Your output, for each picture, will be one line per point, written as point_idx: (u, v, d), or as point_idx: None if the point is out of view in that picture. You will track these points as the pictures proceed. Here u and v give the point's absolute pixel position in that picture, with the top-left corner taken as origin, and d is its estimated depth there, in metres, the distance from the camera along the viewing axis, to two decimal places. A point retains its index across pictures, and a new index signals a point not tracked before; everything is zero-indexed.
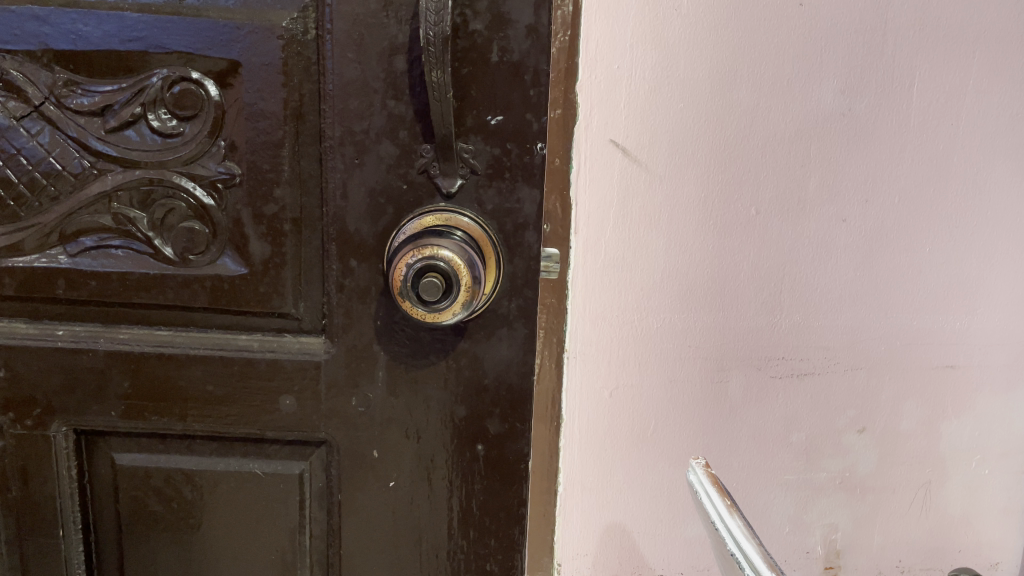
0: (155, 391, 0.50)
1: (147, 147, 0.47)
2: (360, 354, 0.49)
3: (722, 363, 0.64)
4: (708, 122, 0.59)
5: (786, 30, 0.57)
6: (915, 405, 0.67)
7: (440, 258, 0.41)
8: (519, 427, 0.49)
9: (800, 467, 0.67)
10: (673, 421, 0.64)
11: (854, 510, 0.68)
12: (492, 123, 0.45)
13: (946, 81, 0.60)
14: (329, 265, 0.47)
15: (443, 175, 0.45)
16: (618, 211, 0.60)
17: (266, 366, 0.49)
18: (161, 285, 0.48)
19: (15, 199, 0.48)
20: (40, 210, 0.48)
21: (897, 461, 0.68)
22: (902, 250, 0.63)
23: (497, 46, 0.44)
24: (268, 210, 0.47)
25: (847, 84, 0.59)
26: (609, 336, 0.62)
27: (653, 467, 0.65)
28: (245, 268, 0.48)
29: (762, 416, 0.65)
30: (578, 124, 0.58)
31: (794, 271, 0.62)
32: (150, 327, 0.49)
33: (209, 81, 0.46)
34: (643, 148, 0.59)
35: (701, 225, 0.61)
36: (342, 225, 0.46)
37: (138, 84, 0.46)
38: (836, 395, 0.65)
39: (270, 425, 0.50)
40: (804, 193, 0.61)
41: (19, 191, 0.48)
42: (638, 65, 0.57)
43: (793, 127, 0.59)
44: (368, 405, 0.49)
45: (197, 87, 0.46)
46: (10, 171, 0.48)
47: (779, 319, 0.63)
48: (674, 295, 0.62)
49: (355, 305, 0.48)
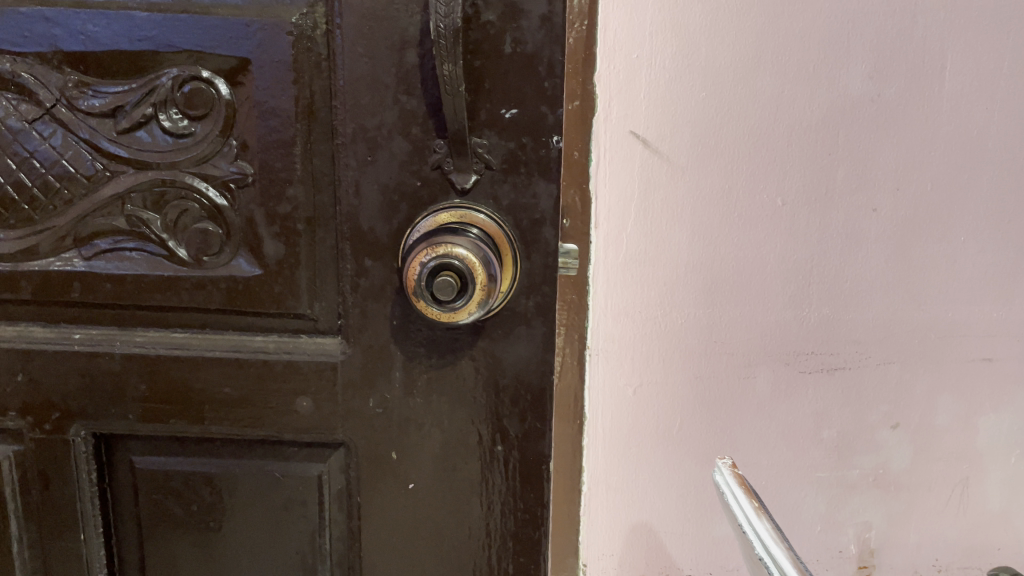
0: (172, 394, 0.49)
1: (159, 148, 0.46)
2: (376, 354, 0.48)
3: (749, 358, 0.62)
4: (731, 110, 0.57)
5: (810, 14, 0.56)
6: (951, 400, 0.64)
7: (455, 256, 0.41)
8: (539, 427, 0.48)
9: (831, 464, 0.65)
10: (699, 419, 0.63)
11: (888, 508, 0.66)
12: (507, 117, 0.43)
13: (979, 63, 0.58)
14: (344, 264, 0.47)
15: (457, 170, 0.44)
16: (639, 204, 0.58)
17: (282, 368, 0.49)
18: (176, 287, 0.48)
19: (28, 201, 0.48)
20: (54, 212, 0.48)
21: (933, 457, 0.66)
22: (935, 240, 0.61)
23: (510, 37, 0.42)
24: (281, 210, 0.46)
25: (876, 69, 0.57)
26: (632, 331, 0.61)
27: (679, 465, 0.63)
28: (259, 268, 0.47)
29: (792, 412, 0.63)
30: (596, 116, 0.57)
31: (823, 262, 0.60)
32: (167, 329, 0.49)
33: (219, 80, 0.45)
34: (664, 139, 0.57)
35: (725, 218, 0.59)
36: (356, 222, 0.46)
37: (148, 84, 0.46)
38: (868, 390, 0.63)
39: (286, 427, 0.49)
40: (833, 183, 0.59)
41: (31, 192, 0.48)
42: (658, 53, 0.56)
43: (820, 114, 0.58)
44: (385, 406, 0.49)
45: (208, 85, 0.45)
46: (25, 175, 0.48)
47: (808, 313, 0.61)
48: (698, 290, 0.60)
49: (370, 304, 0.47)
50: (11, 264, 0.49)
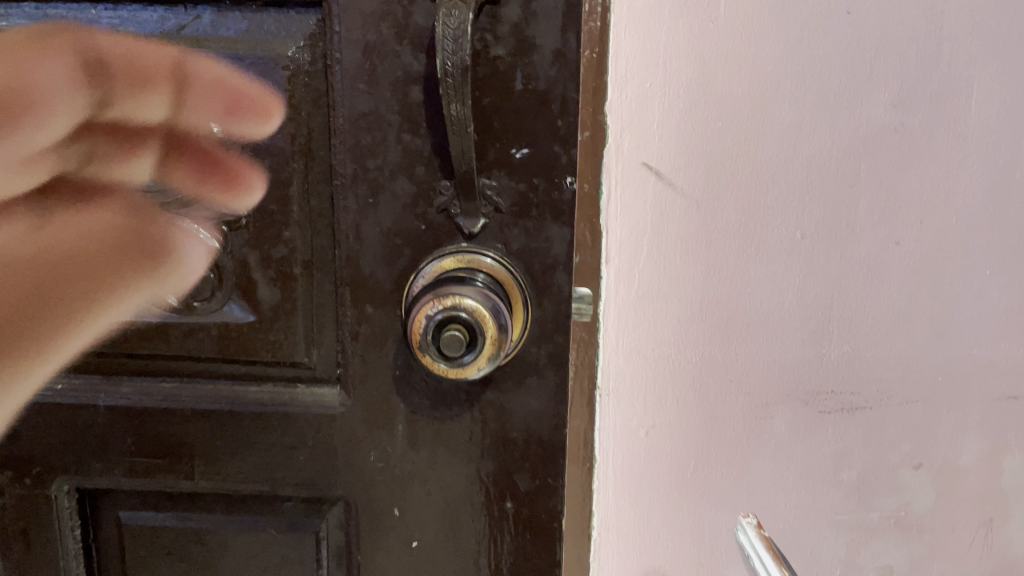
0: (161, 446, 0.50)
1: (179, 172, 0.47)
2: (378, 406, 0.47)
3: (766, 398, 0.59)
4: (748, 141, 0.54)
5: (831, 41, 0.53)
6: (976, 438, 0.62)
7: (463, 308, 0.38)
8: (550, 481, 0.46)
9: (852, 507, 0.62)
10: (714, 461, 0.60)
11: (910, 551, 0.64)
12: (517, 156, 0.43)
13: (1009, 90, 0.55)
14: (345, 311, 0.46)
15: (464, 214, 0.43)
16: (652, 239, 0.56)
17: (277, 418, 0.49)
18: (168, 333, 0.49)
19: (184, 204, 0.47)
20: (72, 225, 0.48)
21: (958, 498, 0.63)
22: (962, 274, 0.58)
23: (521, 72, 0.41)
24: (276, 253, 0.47)
25: (901, 97, 0.55)
26: (644, 371, 0.58)
27: (693, 508, 0.61)
28: (253, 314, 0.48)
29: (810, 454, 0.61)
30: (607, 147, 0.54)
31: (843, 298, 0.58)
32: (156, 377, 0.50)
33: (250, 121, 0.45)
34: (678, 172, 0.55)
35: (742, 253, 0.56)
36: (356, 267, 0.45)
37: (178, 111, 0.46)
38: (890, 430, 0.61)
39: (282, 481, 0.49)
40: (854, 215, 0.56)
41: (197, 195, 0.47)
42: (672, 82, 0.53)
43: (841, 144, 0.55)
44: (387, 459, 0.48)
45: (240, 125, 0.45)
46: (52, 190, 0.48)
47: (828, 350, 0.59)
48: (713, 328, 0.57)
49: (371, 351, 0.46)
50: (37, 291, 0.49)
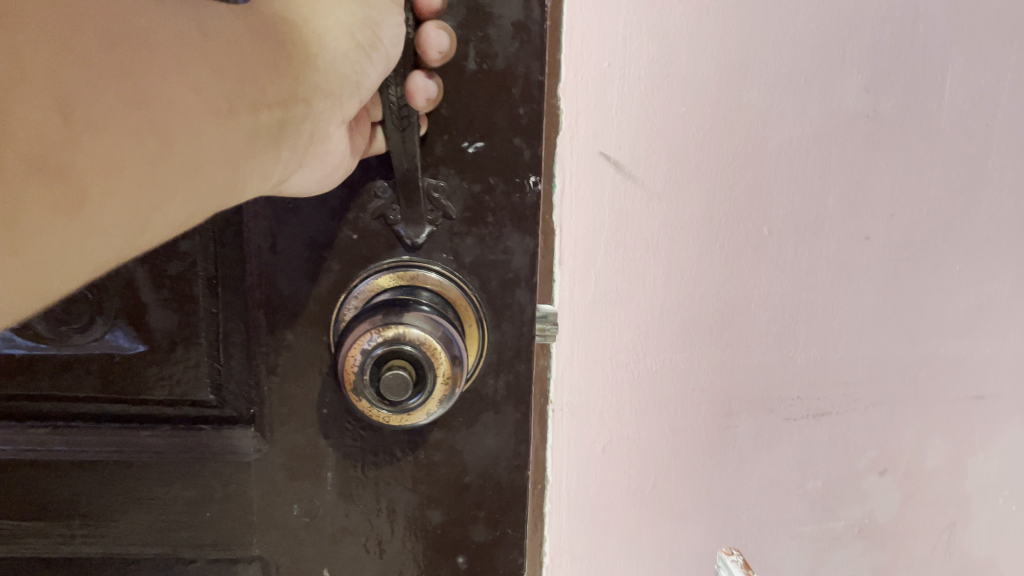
0: (32, 505, 0.44)
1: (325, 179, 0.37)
2: (303, 454, 0.44)
3: (730, 406, 0.54)
4: (714, 130, 0.48)
5: (805, 15, 0.48)
6: (940, 441, 0.61)
7: (407, 341, 0.34)
8: (509, 534, 0.44)
9: (815, 517, 0.59)
10: (675, 481, 0.54)
11: (874, 560, 0.62)
12: (470, 151, 0.40)
13: (980, 78, 0.52)
14: (257, 337, 0.42)
15: (406, 222, 0.40)
16: (611, 236, 0.49)
17: (176, 467, 0.44)
18: (33, 371, 0.43)
19: (365, 45, 0.33)
20: (246, 103, 0.26)
21: (919, 502, 0.62)
22: (930, 271, 0.56)
23: (476, 49, 0.38)
24: (170, 269, 0.41)
25: (873, 81, 0.50)
26: (601, 383, 0.52)
27: (653, 528, 0.55)
28: (143, 344, 0.42)
29: (775, 464, 0.57)
30: (561, 136, 0.48)
31: (811, 297, 0.54)
32: (20, 425, 0.44)
33: (411, 131, 0.38)
34: (639, 162, 0.48)
35: (706, 251, 0.51)
36: (273, 285, 0.41)
37: (397, 132, 0.38)
38: (856, 435, 0.58)
39: (185, 542, 0.45)
40: (824, 210, 0.52)
41: (380, 41, 0.34)
42: (632, 61, 0.47)
43: (812, 133, 0.50)
44: (312, 514, 0.44)
45: (405, 142, 0.38)
46: (278, 83, 0.28)
47: (795, 353, 0.54)
48: (673, 332, 0.52)
49: (291, 387, 0.43)
50: (203, 131, 0.25)
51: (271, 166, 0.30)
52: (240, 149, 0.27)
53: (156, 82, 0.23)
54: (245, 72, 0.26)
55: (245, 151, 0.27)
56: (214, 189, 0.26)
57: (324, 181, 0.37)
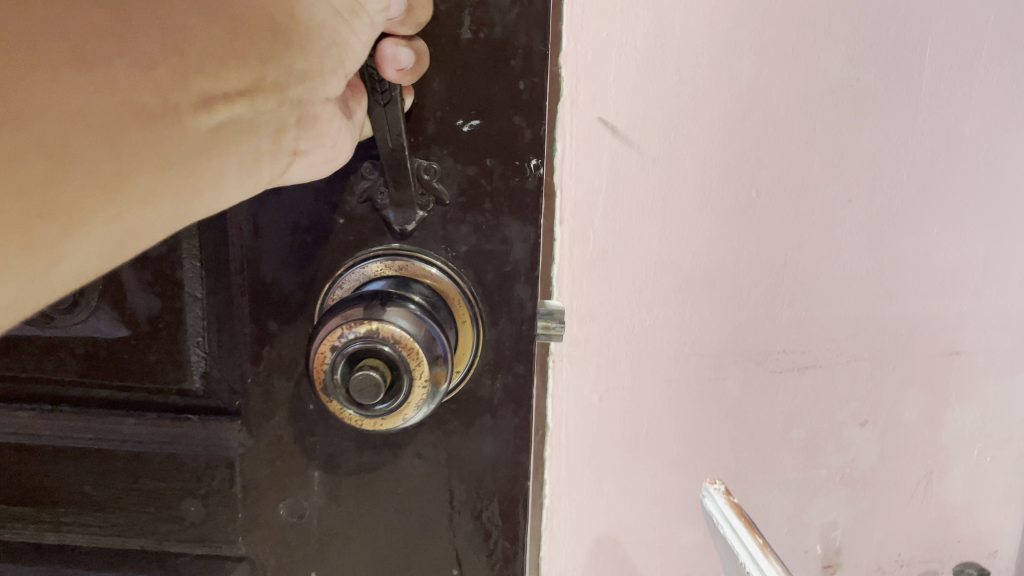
0: (19, 490, 0.44)
1: (324, 164, 0.34)
2: (289, 451, 0.42)
3: (719, 359, 0.53)
4: (710, 93, 0.46)
5: None
6: (919, 395, 0.61)
7: (384, 343, 0.32)
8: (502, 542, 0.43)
9: (799, 465, 0.59)
10: (661, 436, 0.54)
11: (853, 507, 0.63)
12: (466, 129, 0.37)
13: (958, 51, 0.51)
14: (242, 326, 0.40)
15: (395, 206, 0.38)
16: (607, 199, 0.48)
17: (159, 460, 0.43)
18: (17, 353, 0.42)
19: (344, 12, 0.30)
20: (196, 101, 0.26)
21: (900, 453, 0.63)
22: (912, 233, 0.55)
23: (472, 15, 0.36)
24: (153, 252, 0.40)
25: (856, 52, 0.48)
26: (599, 338, 0.51)
27: (642, 471, 0.55)
28: (127, 330, 0.41)
29: (761, 415, 0.56)
30: (560, 102, 0.46)
31: (800, 257, 0.52)
32: (8, 407, 0.43)
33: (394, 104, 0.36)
34: (635, 127, 0.46)
35: (699, 210, 0.49)
36: (257, 269, 0.39)
37: (379, 106, 0.36)
38: (838, 388, 0.58)
39: (170, 536, 0.44)
40: (810, 172, 0.50)
41: (362, 7, 0.30)
42: (631, 19, 0.45)
43: (801, 97, 0.48)
44: (300, 515, 0.43)
45: (389, 116, 0.36)
46: (234, 74, 0.27)
47: (781, 311, 0.53)
48: (669, 290, 0.51)
49: (276, 379, 0.41)
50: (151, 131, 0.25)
51: (242, 157, 0.29)
52: (183, 147, 0.26)
53: (60, 91, 0.22)
54: (187, 65, 0.26)
55: (192, 147, 0.26)
56: (161, 194, 0.26)
57: (326, 164, 0.34)
